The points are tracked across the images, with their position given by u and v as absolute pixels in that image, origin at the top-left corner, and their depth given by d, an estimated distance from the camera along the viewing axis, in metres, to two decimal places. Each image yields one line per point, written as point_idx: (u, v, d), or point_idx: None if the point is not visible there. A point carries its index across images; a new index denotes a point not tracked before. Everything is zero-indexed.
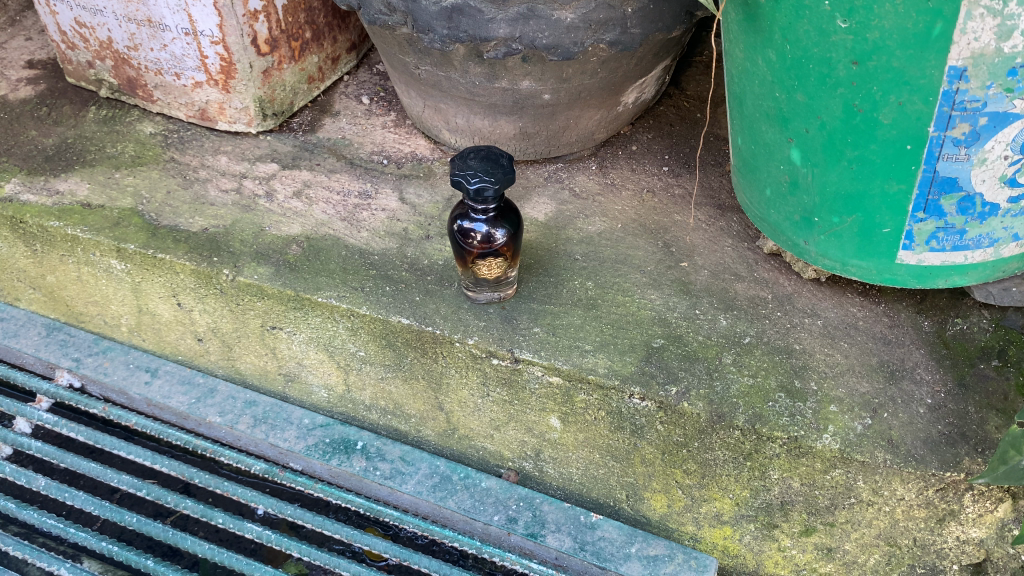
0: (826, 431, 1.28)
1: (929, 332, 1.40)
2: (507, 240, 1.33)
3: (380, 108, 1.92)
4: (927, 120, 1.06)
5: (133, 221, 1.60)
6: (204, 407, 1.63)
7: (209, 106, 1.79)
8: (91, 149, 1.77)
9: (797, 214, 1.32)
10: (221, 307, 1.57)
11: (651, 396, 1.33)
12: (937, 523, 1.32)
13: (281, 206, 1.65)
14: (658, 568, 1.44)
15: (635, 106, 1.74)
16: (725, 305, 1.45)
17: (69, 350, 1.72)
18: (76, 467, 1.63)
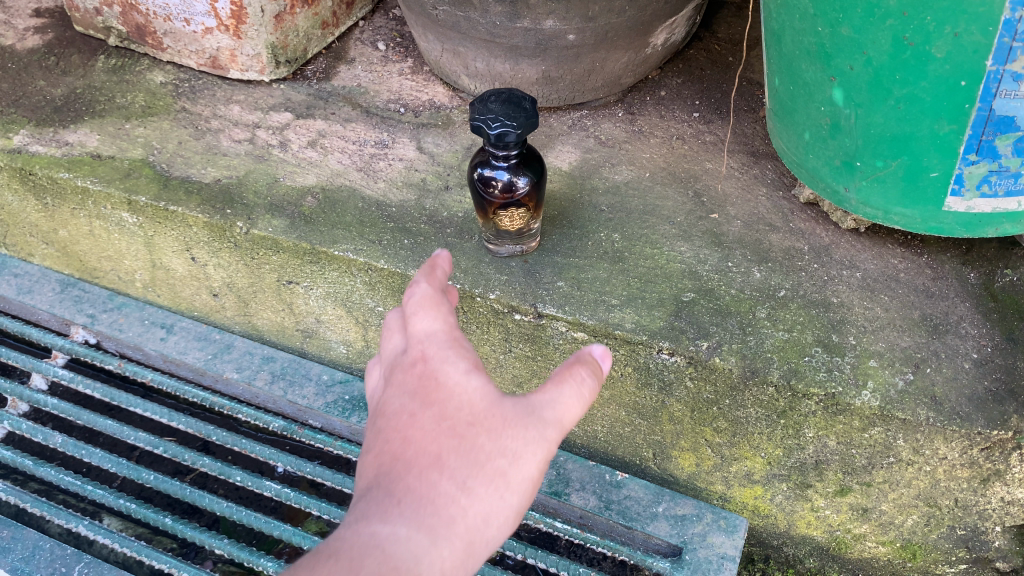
0: (865, 387, 1.21)
1: (975, 285, 1.33)
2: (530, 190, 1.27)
3: (397, 55, 1.85)
4: (985, 52, 0.98)
5: (143, 172, 1.55)
6: (222, 362, 1.61)
7: (221, 53, 1.73)
8: (101, 99, 1.71)
9: (837, 158, 1.24)
10: (236, 261, 1.53)
11: (680, 351, 1.27)
12: (981, 483, 1.26)
13: (295, 156, 1.60)
14: (686, 528, 1.41)
15: (664, 49, 1.66)
16: (758, 257, 1.39)
17: (84, 306, 1.71)
18: (93, 424, 1.61)
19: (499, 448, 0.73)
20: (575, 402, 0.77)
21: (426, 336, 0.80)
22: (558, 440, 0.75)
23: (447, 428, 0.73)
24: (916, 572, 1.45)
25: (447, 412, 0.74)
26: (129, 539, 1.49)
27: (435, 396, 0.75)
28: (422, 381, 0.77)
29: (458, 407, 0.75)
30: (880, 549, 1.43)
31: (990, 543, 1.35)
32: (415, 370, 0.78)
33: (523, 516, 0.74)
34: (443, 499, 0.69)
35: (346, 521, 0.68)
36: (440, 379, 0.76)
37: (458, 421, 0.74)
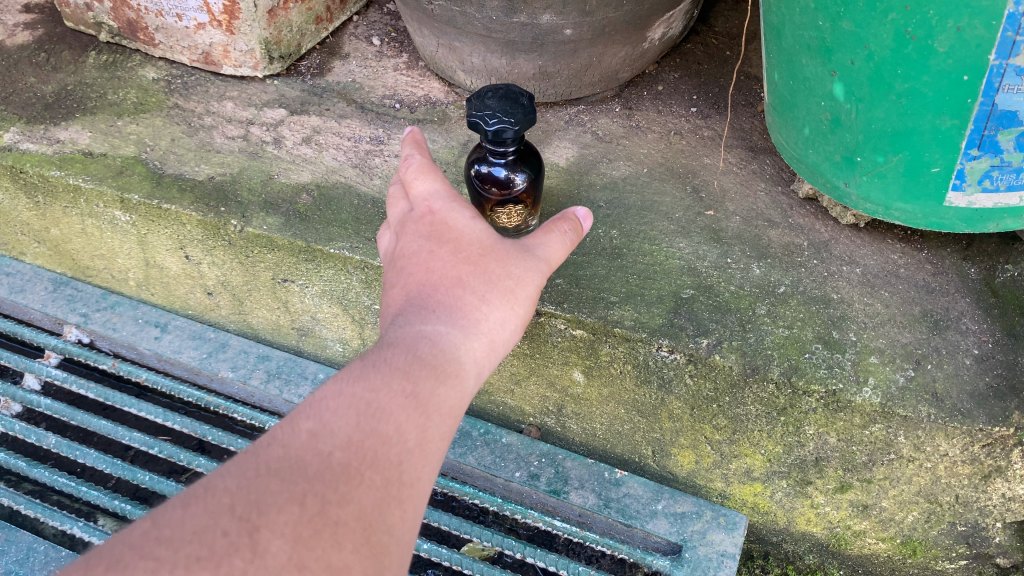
0: (866, 384, 1.21)
1: (975, 280, 1.32)
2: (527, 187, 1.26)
3: (391, 50, 1.83)
4: (988, 47, 0.96)
5: (136, 170, 1.53)
6: (217, 361, 1.60)
7: (213, 49, 1.71)
8: (92, 95, 1.69)
9: (838, 153, 1.23)
10: (231, 260, 1.52)
11: (680, 349, 1.26)
12: (982, 479, 1.26)
13: (289, 153, 1.58)
14: (686, 526, 1.40)
15: (662, 44, 1.65)
16: (758, 253, 1.38)
17: (77, 305, 1.69)
18: (86, 425, 1.59)
19: (507, 272, 0.95)
20: (558, 244, 1.02)
21: (428, 195, 1.02)
22: (547, 271, 0.99)
23: (464, 257, 0.94)
24: (916, 568, 1.44)
25: (458, 247, 0.95)
26: None
27: (448, 233, 0.97)
28: (435, 228, 0.98)
29: (469, 242, 0.96)
30: (881, 545, 1.42)
31: (990, 539, 1.35)
32: (425, 220, 1.00)
33: (527, 326, 0.97)
34: (469, 307, 0.91)
35: (392, 327, 0.90)
36: (449, 223, 0.98)
37: (470, 253, 0.95)
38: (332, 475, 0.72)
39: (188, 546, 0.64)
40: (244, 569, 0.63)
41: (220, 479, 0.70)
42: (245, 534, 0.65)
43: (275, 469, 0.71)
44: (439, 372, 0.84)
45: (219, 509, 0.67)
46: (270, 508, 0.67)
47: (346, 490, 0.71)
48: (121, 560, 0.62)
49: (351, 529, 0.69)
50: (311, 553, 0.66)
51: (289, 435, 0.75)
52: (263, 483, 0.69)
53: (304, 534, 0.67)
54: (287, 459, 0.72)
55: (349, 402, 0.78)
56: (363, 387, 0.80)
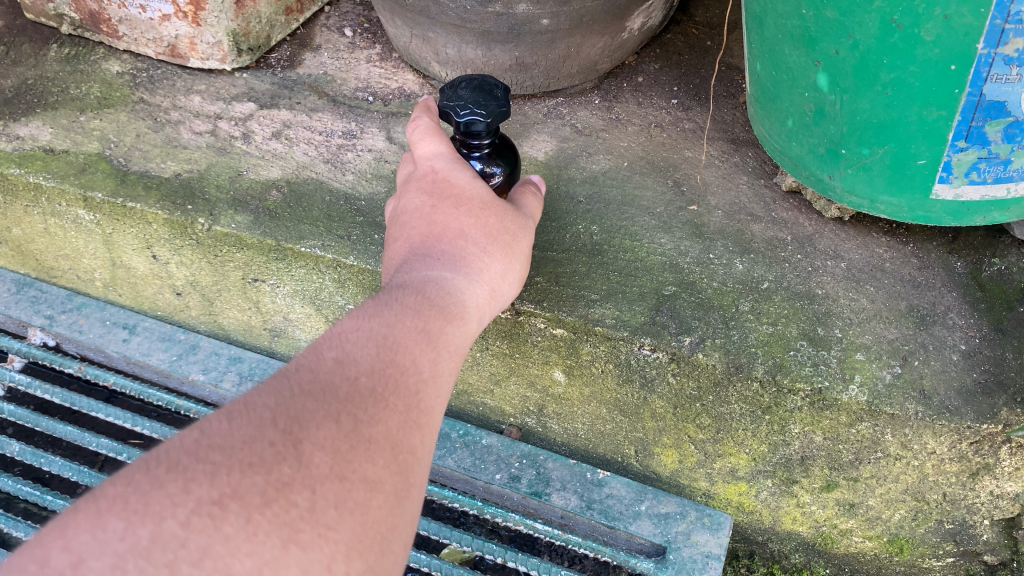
0: (852, 382, 1.18)
1: (962, 274, 1.29)
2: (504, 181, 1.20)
3: (364, 41, 1.79)
4: (976, 35, 0.93)
5: (99, 167, 1.48)
6: (187, 364, 1.55)
7: (179, 42, 1.66)
8: (53, 90, 1.64)
9: (822, 146, 1.20)
10: (199, 259, 1.47)
11: (662, 347, 1.23)
12: (970, 477, 1.24)
13: (259, 148, 1.53)
14: (669, 527, 1.37)
15: (641, 34, 1.61)
16: (741, 248, 1.35)
17: (41, 307, 1.64)
18: (52, 431, 1.54)
19: (507, 228, 0.98)
20: (535, 208, 1.10)
21: (432, 155, 1.02)
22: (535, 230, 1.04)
23: (469, 210, 0.96)
24: (904, 566, 1.42)
25: (461, 201, 0.96)
26: None
27: (450, 187, 0.98)
28: (437, 182, 0.99)
29: (472, 198, 0.97)
30: (867, 544, 1.40)
31: (979, 537, 1.33)
32: (428, 177, 1.00)
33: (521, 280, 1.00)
34: (471, 255, 0.93)
35: (399, 272, 0.91)
36: (450, 177, 0.99)
37: (473, 207, 0.96)
38: (359, 399, 0.73)
39: (239, 452, 0.66)
40: (292, 476, 0.65)
41: (257, 397, 0.71)
42: (291, 445, 0.67)
43: (307, 390, 0.73)
44: (450, 315, 0.86)
45: (261, 423, 0.69)
46: (310, 424, 0.69)
47: (376, 412, 0.73)
48: (177, 462, 0.64)
49: (382, 446, 0.71)
50: (350, 466, 0.68)
51: (312, 362, 0.76)
52: (299, 401, 0.71)
53: (342, 447, 0.69)
54: (317, 381, 0.74)
55: (368, 335, 0.80)
56: (379, 323, 0.81)
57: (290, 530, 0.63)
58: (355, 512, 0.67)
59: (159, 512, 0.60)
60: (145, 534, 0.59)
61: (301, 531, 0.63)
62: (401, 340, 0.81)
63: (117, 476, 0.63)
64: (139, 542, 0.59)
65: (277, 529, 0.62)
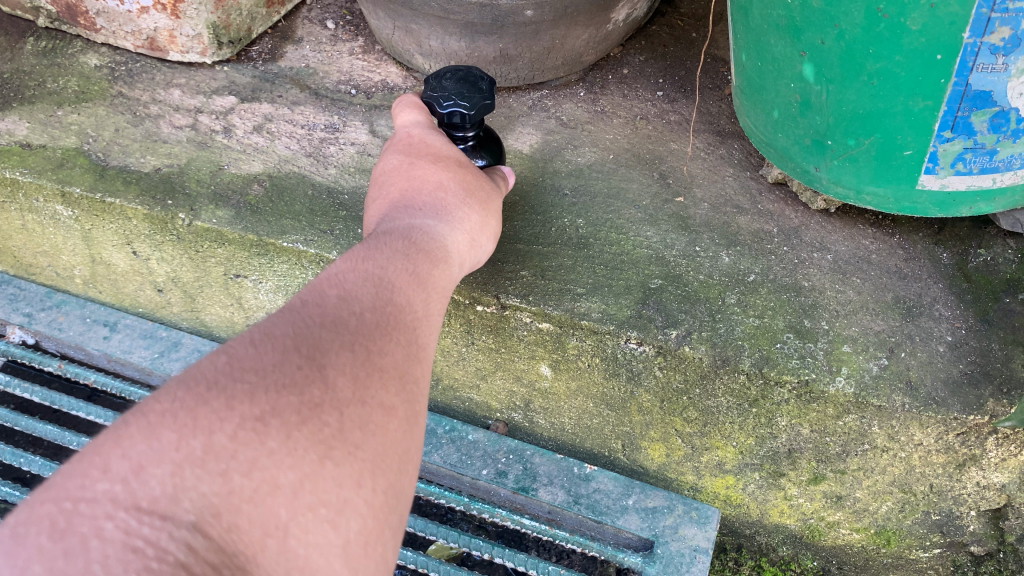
0: (839, 374, 1.17)
1: (948, 265, 1.29)
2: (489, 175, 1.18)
3: (347, 34, 1.77)
4: (962, 24, 0.93)
5: (78, 162, 1.46)
6: (169, 361, 1.53)
7: (158, 34, 1.64)
8: (30, 84, 1.61)
9: (808, 137, 1.20)
10: (180, 255, 1.45)
11: (649, 341, 1.22)
12: (957, 468, 1.24)
13: (240, 142, 1.51)
14: (657, 521, 1.36)
15: (626, 25, 1.60)
16: (727, 240, 1.34)
17: (20, 305, 1.61)
18: (31, 430, 1.52)
19: (479, 187, 1.06)
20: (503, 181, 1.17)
21: (410, 123, 1.11)
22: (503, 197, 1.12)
23: (446, 165, 1.03)
24: (890, 557, 1.42)
25: (438, 159, 1.04)
26: None
27: (428, 148, 1.06)
28: (415, 146, 1.06)
29: (448, 157, 1.05)
30: (855, 536, 1.40)
31: (965, 528, 1.33)
32: (403, 140, 1.08)
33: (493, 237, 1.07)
34: (451, 207, 1.00)
35: (384, 222, 0.96)
36: (426, 141, 1.07)
37: (449, 164, 1.04)
38: (369, 330, 0.76)
39: (272, 373, 0.67)
40: (322, 398, 0.68)
41: (273, 326, 0.73)
42: (316, 370, 0.69)
43: (322, 320, 0.75)
44: (437, 257, 0.92)
45: (284, 348, 0.70)
46: (329, 351, 0.72)
47: (384, 344, 0.76)
48: (217, 382, 0.65)
49: (393, 375, 0.74)
50: (370, 392, 0.71)
51: (318, 296, 0.78)
52: (316, 330, 0.73)
53: (360, 374, 0.72)
54: (327, 314, 0.76)
55: (365, 274, 0.83)
56: (374, 263, 0.85)
57: (325, 447, 0.65)
58: (375, 434, 0.70)
59: (207, 425, 0.61)
60: (197, 445, 0.60)
61: (334, 448, 0.66)
62: (396, 276, 0.85)
63: (156, 396, 0.63)
64: (193, 453, 0.59)
65: (314, 445, 0.65)
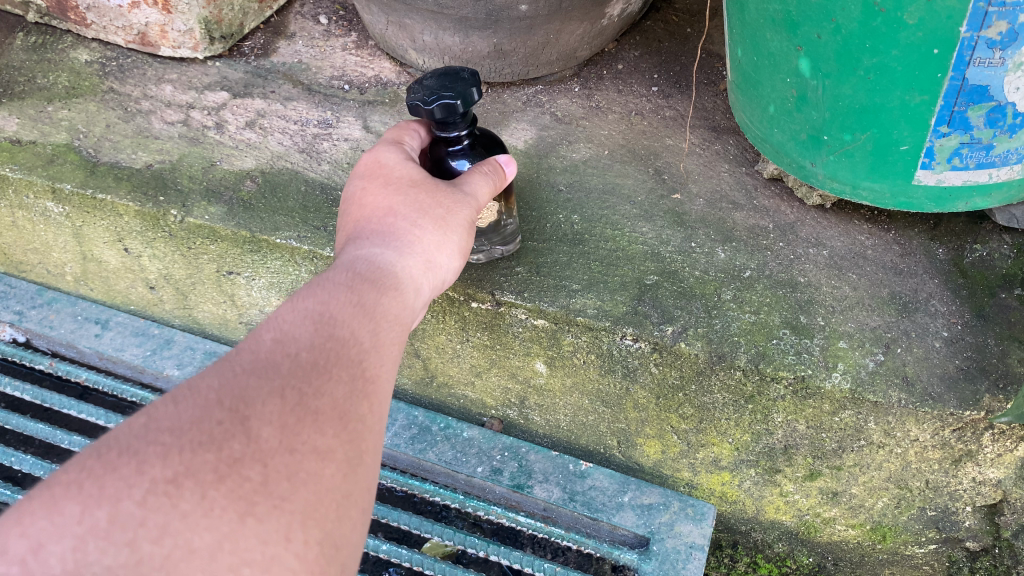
0: (835, 370, 1.17)
1: (944, 261, 1.29)
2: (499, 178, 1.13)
3: (340, 29, 1.76)
4: (959, 18, 0.92)
5: (68, 158, 1.44)
6: (161, 359, 1.52)
7: (150, 29, 1.62)
8: (19, 80, 1.59)
9: (804, 132, 1.19)
10: (172, 252, 1.44)
11: (645, 337, 1.22)
12: (953, 464, 1.23)
13: (232, 138, 1.50)
14: (653, 518, 1.36)
15: (621, 21, 1.59)
16: (723, 236, 1.34)
17: (11, 303, 1.60)
18: (22, 429, 1.51)
19: (440, 199, 0.99)
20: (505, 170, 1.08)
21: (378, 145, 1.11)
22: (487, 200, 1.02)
23: (397, 187, 1.00)
24: (886, 553, 1.42)
25: (389, 181, 1.01)
26: None
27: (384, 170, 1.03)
28: (373, 169, 1.04)
29: (402, 175, 1.02)
30: (850, 532, 1.40)
31: (961, 523, 1.33)
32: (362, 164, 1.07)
33: (464, 252, 1.02)
34: (401, 230, 0.96)
35: (338, 256, 0.96)
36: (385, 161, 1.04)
37: (402, 183, 1.01)
38: (302, 373, 0.75)
39: (188, 432, 0.66)
40: (243, 452, 0.66)
41: (201, 380, 0.72)
42: (238, 422, 0.68)
43: (250, 368, 0.74)
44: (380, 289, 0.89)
45: (207, 403, 0.69)
46: (255, 401, 0.70)
47: (320, 385, 0.75)
48: (129, 445, 0.64)
49: (329, 417, 0.72)
50: (299, 437, 0.69)
51: (252, 343, 0.78)
52: (242, 381, 0.72)
53: (289, 421, 0.70)
54: (258, 362, 0.75)
55: (303, 315, 0.82)
56: (313, 302, 0.84)
57: (245, 504, 0.63)
58: (308, 483, 0.67)
59: (114, 493, 0.60)
60: (102, 516, 0.59)
61: (256, 503, 0.63)
62: (331, 316, 0.83)
63: (70, 464, 0.63)
64: (96, 525, 0.59)
65: (232, 503, 0.62)
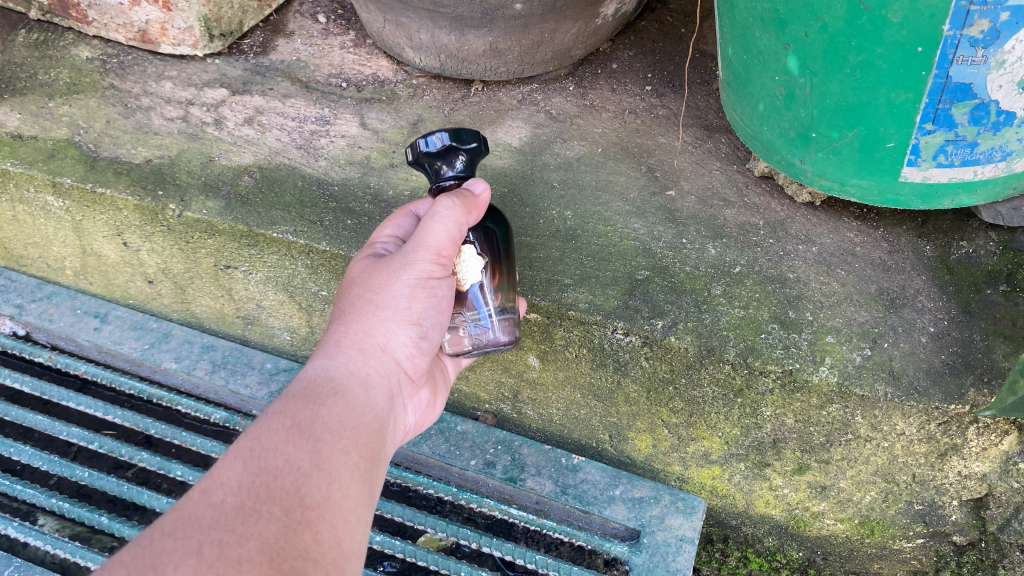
0: (823, 364, 1.19)
1: (931, 257, 1.31)
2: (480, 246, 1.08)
3: (338, 27, 1.78)
4: (942, 17, 0.94)
5: (68, 153, 1.46)
6: (159, 352, 1.54)
7: (150, 27, 1.64)
8: (21, 76, 1.61)
9: (793, 129, 1.21)
10: (170, 246, 1.45)
11: (635, 331, 1.24)
12: (939, 458, 1.25)
13: (231, 134, 1.52)
14: (643, 511, 1.37)
15: (615, 20, 1.61)
16: (714, 233, 1.35)
17: (11, 297, 1.62)
18: (22, 420, 1.53)
19: (362, 291, 1.01)
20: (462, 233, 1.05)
21: None
22: (428, 259, 1.00)
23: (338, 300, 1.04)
24: (874, 548, 1.44)
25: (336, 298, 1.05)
26: (63, 540, 1.40)
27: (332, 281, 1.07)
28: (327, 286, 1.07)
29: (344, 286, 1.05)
30: (839, 526, 1.41)
31: (947, 517, 1.34)
32: None
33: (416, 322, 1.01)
34: (334, 336, 0.98)
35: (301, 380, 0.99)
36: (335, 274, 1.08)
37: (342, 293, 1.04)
38: (225, 519, 0.73)
39: None
40: None
41: (122, 553, 0.70)
42: None
43: (171, 529, 0.72)
44: (317, 392, 0.89)
45: None
46: (169, 566, 0.68)
47: (247, 528, 0.72)
48: None
49: (257, 560, 0.70)
50: None
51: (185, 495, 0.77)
52: (161, 546, 0.70)
53: None
54: (181, 516, 0.73)
55: (237, 453, 0.80)
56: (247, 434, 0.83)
57: None
58: None
59: None
60: None
61: None
62: (261, 431, 0.83)
63: None
64: None
65: None
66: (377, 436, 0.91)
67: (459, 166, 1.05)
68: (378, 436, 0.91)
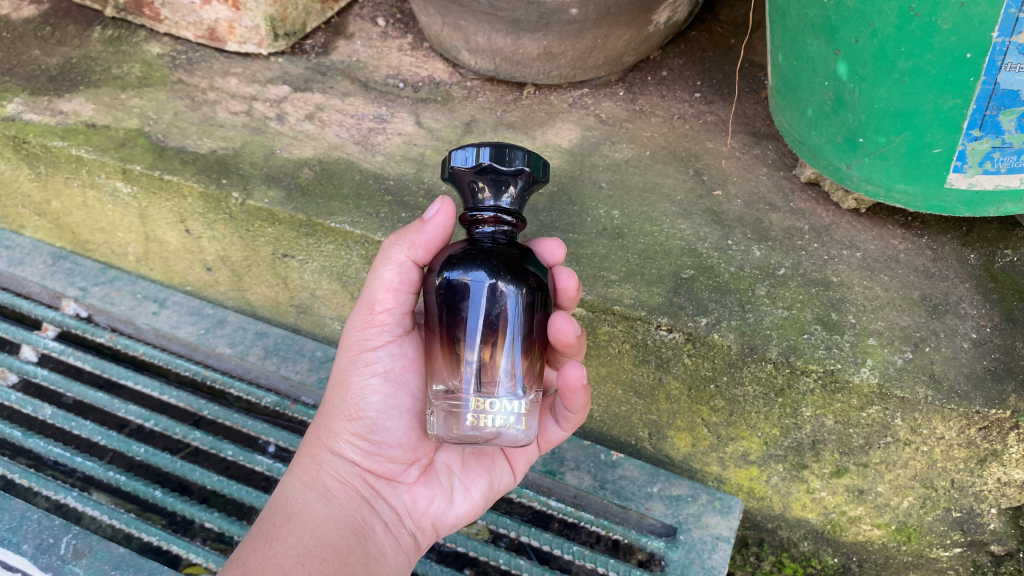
0: (864, 365, 1.20)
1: (974, 266, 1.32)
2: (479, 297, 0.90)
3: (396, 31, 1.86)
4: (991, 24, 0.96)
5: (138, 141, 1.53)
6: (214, 337, 1.59)
7: (219, 25, 1.73)
8: (96, 69, 1.70)
9: (840, 135, 1.24)
10: (231, 234, 1.51)
11: (679, 328, 1.27)
12: (978, 463, 1.27)
13: (293, 128, 1.59)
14: (681, 508, 1.39)
15: (666, 29, 1.66)
16: (759, 235, 1.38)
17: (76, 279, 1.68)
18: (83, 396, 1.59)
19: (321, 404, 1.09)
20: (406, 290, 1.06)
21: None
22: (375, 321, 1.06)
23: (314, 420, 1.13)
24: (911, 556, 1.44)
25: None
26: (119, 511, 1.45)
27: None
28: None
29: None
30: (875, 532, 1.41)
31: (985, 526, 1.36)
32: None
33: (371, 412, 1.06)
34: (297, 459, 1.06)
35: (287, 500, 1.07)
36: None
37: None
38: None
39: None
40: None
41: None
42: None
43: None
44: (271, 520, 0.96)
45: None
46: None
47: None
48: None
49: None
50: None
51: None
52: None
53: None
54: None
55: None
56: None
57: None
58: None
59: None
60: None
61: None
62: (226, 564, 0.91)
63: None
64: None
65: None
66: (335, 540, 0.96)
67: (507, 199, 0.94)
68: (342, 540, 0.97)
